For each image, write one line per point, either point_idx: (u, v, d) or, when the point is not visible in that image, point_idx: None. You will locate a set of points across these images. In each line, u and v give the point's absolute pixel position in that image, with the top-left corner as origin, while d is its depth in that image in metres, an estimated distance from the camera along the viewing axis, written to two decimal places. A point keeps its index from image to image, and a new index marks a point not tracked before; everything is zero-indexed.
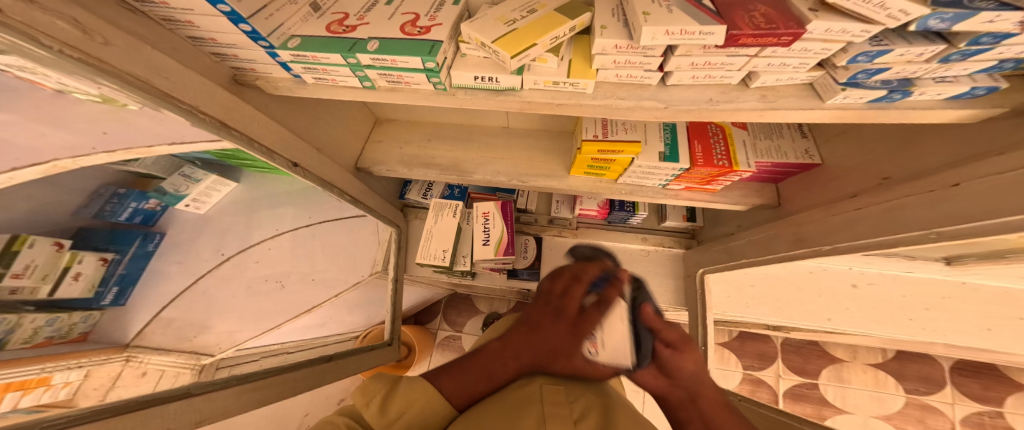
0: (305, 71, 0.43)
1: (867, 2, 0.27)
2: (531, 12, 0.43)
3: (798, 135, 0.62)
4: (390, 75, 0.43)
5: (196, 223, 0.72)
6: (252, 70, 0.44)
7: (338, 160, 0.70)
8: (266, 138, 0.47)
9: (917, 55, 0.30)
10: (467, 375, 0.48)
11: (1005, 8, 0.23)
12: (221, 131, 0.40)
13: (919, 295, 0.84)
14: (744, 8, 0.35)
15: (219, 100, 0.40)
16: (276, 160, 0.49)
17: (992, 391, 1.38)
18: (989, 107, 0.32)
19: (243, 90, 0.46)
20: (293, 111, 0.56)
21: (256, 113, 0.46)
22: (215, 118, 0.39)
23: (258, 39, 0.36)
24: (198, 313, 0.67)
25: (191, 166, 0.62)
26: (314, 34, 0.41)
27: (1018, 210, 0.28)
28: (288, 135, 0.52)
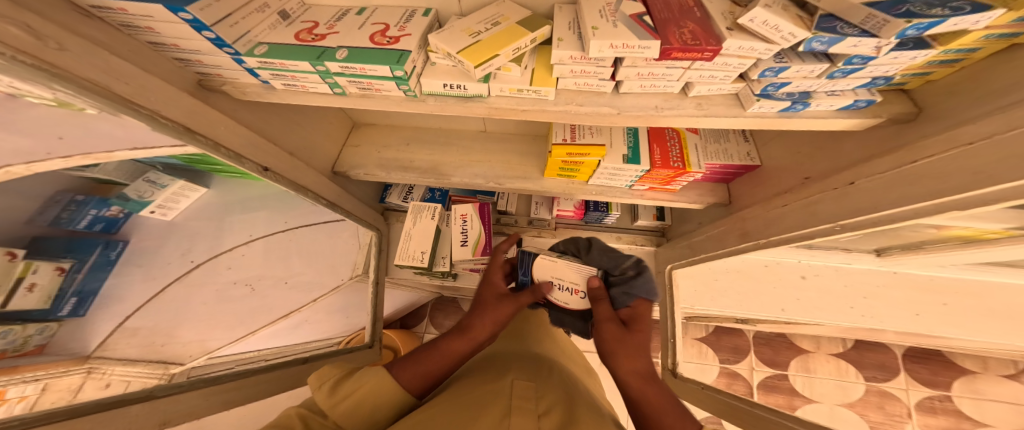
0: (273, 77, 0.44)
1: (765, 23, 0.32)
2: (495, 24, 0.46)
3: (742, 139, 0.68)
4: (360, 82, 0.45)
5: (161, 229, 0.67)
6: (219, 76, 0.45)
7: (313, 163, 0.71)
8: (233, 142, 0.48)
9: (810, 72, 0.35)
10: (424, 369, 0.49)
11: (865, 34, 0.28)
12: (185, 136, 0.40)
13: (857, 285, 0.92)
14: (676, 24, 0.39)
15: (183, 104, 0.41)
16: (245, 165, 0.50)
17: (940, 376, 1.51)
18: (870, 117, 0.37)
19: (207, 94, 0.47)
20: (265, 115, 0.57)
21: (221, 118, 0.47)
22: (177, 122, 0.40)
23: (223, 45, 0.38)
24: (166, 321, 0.67)
25: (156, 171, 0.60)
26: (280, 41, 0.42)
27: (896, 203, 0.33)
28: (260, 140, 0.54)
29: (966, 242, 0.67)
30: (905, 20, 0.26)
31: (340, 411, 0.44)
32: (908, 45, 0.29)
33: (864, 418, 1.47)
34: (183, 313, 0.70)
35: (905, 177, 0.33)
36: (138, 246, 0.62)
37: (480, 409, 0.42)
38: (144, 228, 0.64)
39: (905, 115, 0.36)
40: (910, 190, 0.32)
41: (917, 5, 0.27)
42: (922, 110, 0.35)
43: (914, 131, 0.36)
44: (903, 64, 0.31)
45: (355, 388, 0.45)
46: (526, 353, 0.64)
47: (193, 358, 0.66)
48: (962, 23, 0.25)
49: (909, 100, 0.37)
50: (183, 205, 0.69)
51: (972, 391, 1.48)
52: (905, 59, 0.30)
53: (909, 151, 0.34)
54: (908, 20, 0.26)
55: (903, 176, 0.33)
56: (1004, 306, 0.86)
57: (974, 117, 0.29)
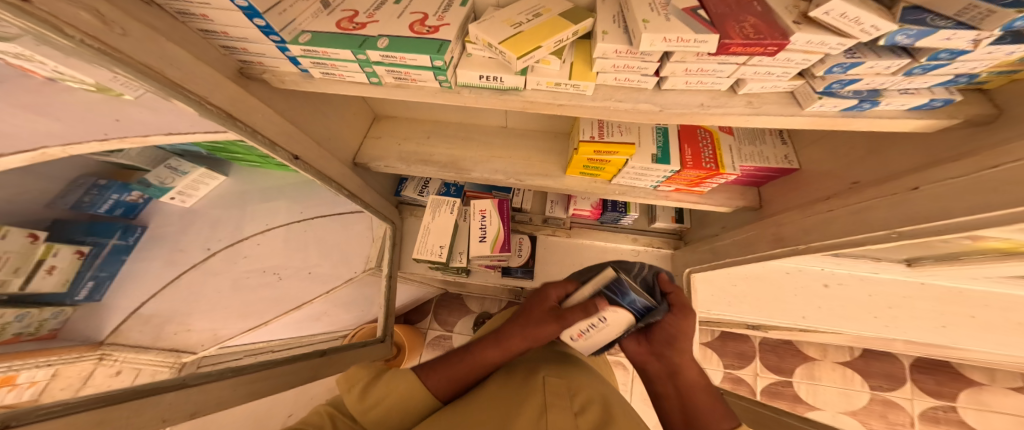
0: (313, 65, 0.43)
1: (843, 17, 0.30)
2: (537, 16, 0.45)
3: (779, 141, 0.66)
4: (397, 72, 0.44)
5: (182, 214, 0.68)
6: (259, 64, 0.44)
7: (337, 154, 0.70)
8: (269, 129, 0.47)
9: (884, 68, 0.34)
10: (451, 372, 0.50)
11: (963, 26, 0.26)
12: (227, 122, 0.40)
13: (883, 295, 0.90)
14: (735, 18, 0.38)
15: (228, 91, 0.40)
16: (278, 153, 0.49)
17: (947, 386, 1.49)
18: (945, 118, 0.35)
19: (248, 82, 0.45)
20: (294, 102, 0.55)
21: (261, 105, 0.46)
22: (222, 109, 0.39)
23: (270, 33, 0.36)
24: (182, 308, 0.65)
25: (176, 158, 0.61)
26: (323, 29, 0.41)
27: (969, 210, 0.31)
28: (291, 128, 0.52)
29: (1004, 255, 0.65)
30: (1017, 10, 0.23)
31: (370, 418, 0.44)
32: (1008, 38, 0.27)
33: (869, 426, 1.45)
34: (196, 302, 0.68)
35: (983, 182, 0.31)
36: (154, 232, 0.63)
37: (515, 408, 0.42)
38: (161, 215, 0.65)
39: (983, 117, 0.34)
40: (988, 198, 0.30)
41: None
42: (1003, 113, 0.34)
43: (992, 135, 0.34)
44: (994, 61, 0.29)
45: (383, 394, 0.46)
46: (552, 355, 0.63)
47: (204, 347, 0.64)
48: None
49: (989, 101, 0.35)
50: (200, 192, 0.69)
51: (981, 404, 1.45)
52: (998, 55, 0.28)
53: (985, 156, 0.32)
54: (1021, 9, 0.23)
55: (980, 182, 0.31)
56: None
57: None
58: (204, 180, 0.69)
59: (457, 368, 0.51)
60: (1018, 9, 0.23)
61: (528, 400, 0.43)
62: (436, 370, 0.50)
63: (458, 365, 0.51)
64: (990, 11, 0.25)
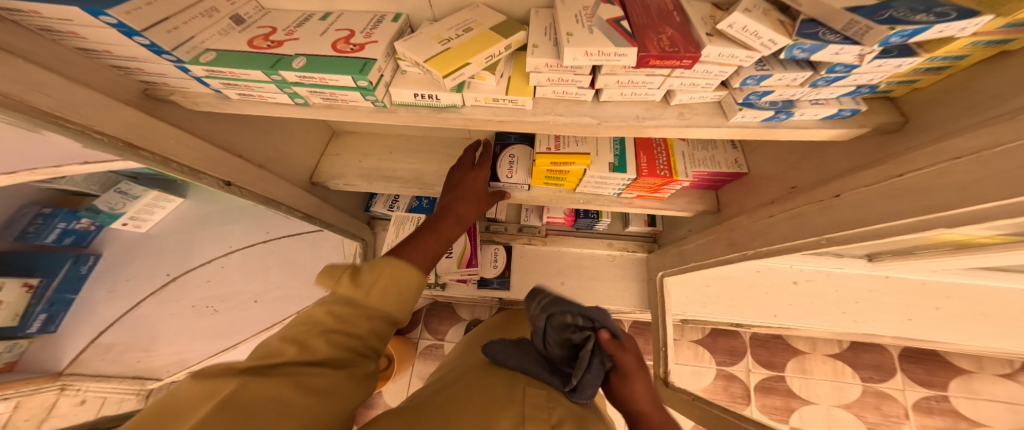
0: (225, 86, 0.42)
1: (745, 30, 0.31)
2: (467, 30, 0.44)
3: (729, 146, 0.67)
4: (321, 92, 0.43)
5: (135, 242, 0.68)
6: (165, 84, 0.43)
7: (285, 175, 0.69)
8: (188, 156, 0.46)
9: (793, 80, 0.34)
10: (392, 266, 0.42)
11: (847, 41, 0.27)
12: (125, 152, 0.37)
13: (850, 288, 0.92)
14: (654, 30, 0.38)
15: (124, 118, 0.38)
16: (203, 180, 0.48)
17: (936, 376, 1.49)
18: (856, 127, 0.36)
19: (158, 104, 0.45)
20: (224, 126, 0.54)
21: (172, 128, 0.44)
22: (118, 138, 0.37)
23: (161, 52, 0.34)
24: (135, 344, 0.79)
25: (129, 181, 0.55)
26: (231, 48, 0.40)
27: (883, 217, 0.32)
28: (217, 151, 0.51)
29: (957, 248, 0.66)
30: (888, 26, 0.24)
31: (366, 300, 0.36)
32: (893, 52, 0.27)
33: (862, 419, 1.45)
34: (156, 330, 0.79)
35: (890, 191, 0.32)
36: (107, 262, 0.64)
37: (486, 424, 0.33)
38: (119, 244, 0.65)
39: (891, 124, 0.35)
40: (895, 206, 0.31)
41: (900, 11, 0.25)
42: (908, 120, 0.35)
43: (900, 141, 0.35)
44: (887, 73, 0.30)
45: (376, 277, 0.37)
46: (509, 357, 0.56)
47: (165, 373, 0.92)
48: (947, 31, 0.24)
49: (896, 108, 0.37)
50: (156, 215, 0.66)
51: (970, 391, 1.47)
52: (888, 67, 0.29)
53: (893, 164, 0.33)
54: (892, 26, 0.24)
55: (888, 190, 0.32)
56: (992, 308, 0.86)
57: (963, 129, 0.28)
58: (158, 203, 0.63)
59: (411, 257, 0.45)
60: (891, 26, 0.24)
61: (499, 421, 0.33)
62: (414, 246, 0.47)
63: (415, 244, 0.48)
64: (868, 27, 0.25)
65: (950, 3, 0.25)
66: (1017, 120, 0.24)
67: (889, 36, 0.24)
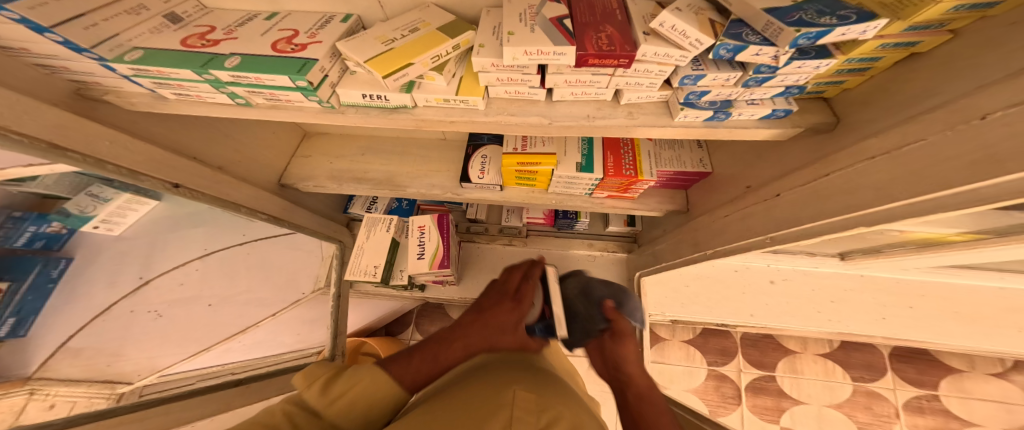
0: (157, 85, 0.41)
1: (674, 29, 0.31)
2: (414, 30, 0.43)
3: (696, 145, 0.67)
4: (262, 93, 0.42)
5: (99, 247, 0.62)
6: (96, 84, 0.42)
7: (249, 177, 0.69)
8: (127, 158, 0.45)
9: (726, 80, 0.34)
10: (413, 363, 0.42)
11: (766, 42, 0.28)
12: (50, 153, 0.35)
13: (828, 288, 0.91)
14: (595, 28, 0.38)
15: (51, 119, 0.36)
16: (143, 182, 0.46)
17: (926, 375, 1.49)
18: (790, 127, 0.36)
19: (92, 105, 0.44)
20: (178, 127, 0.54)
21: (108, 130, 0.43)
22: (42, 140, 0.35)
23: (81, 50, 0.32)
24: (112, 342, 0.64)
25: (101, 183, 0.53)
26: (164, 46, 0.39)
27: (817, 216, 0.32)
28: (165, 154, 0.50)
29: (926, 246, 0.66)
30: (795, 28, 0.24)
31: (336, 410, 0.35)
32: (811, 53, 0.28)
33: (853, 419, 1.44)
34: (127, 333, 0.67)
35: (822, 189, 0.32)
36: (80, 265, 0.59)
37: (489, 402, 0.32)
38: (90, 247, 0.61)
39: (822, 125, 0.35)
40: (826, 205, 0.31)
41: (809, 13, 0.25)
42: (839, 121, 0.35)
43: (830, 141, 0.35)
44: (810, 74, 0.30)
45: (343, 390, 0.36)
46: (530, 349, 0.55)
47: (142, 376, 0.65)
48: (850, 33, 0.24)
49: (829, 109, 0.36)
50: (131, 219, 0.64)
51: (960, 390, 1.46)
52: (808, 68, 0.29)
53: (821, 164, 0.33)
54: (799, 28, 0.24)
55: (820, 188, 0.32)
56: (968, 308, 0.86)
57: (882, 129, 0.28)
58: (130, 207, 0.62)
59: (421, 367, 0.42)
60: (798, 27, 0.24)
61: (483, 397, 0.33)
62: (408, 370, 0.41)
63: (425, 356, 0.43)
64: (780, 29, 0.25)
65: (853, 7, 0.25)
66: (926, 119, 0.24)
67: (797, 38, 0.24)
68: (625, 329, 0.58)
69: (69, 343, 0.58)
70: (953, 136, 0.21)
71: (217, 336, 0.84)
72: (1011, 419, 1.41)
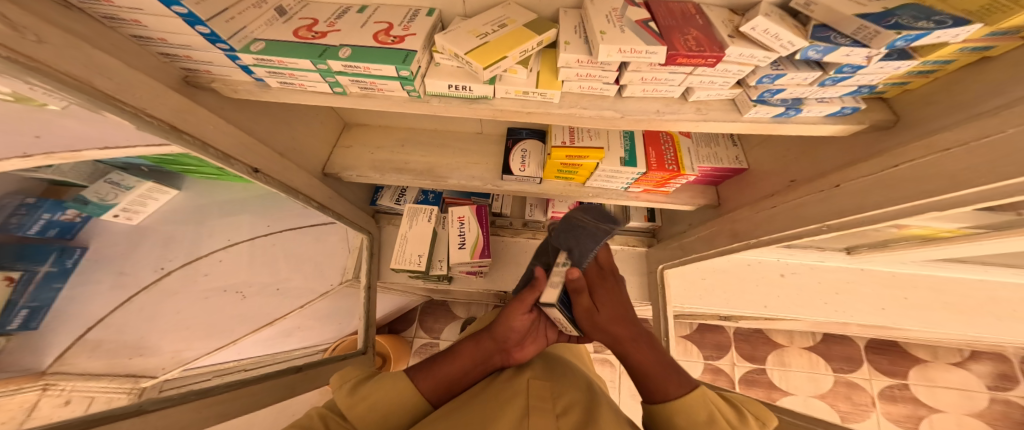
0: (269, 75, 0.43)
1: (767, 32, 0.35)
2: (502, 26, 0.45)
3: (730, 143, 0.72)
4: (362, 82, 0.44)
5: (126, 235, 0.56)
6: (207, 72, 0.43)
7: (305, 165, 0.70)
8: (224, 142, 0.46)
9: (803, 79, 0.39)
10: (441, 374, 0.49)
11: (858, 44, 0.32)
12: (171, 135, 0.37)
13: (829, 281, 1.01)
14: (680, 31, 0.41)
15: (172, 103, 0.38)
16: (234, 166, 0.47)
17: (897, 366, 1.57)
18: (855, 123, 0.41)
19: (195, 91, 0.44)
20: (249, 116, 0.54)
21: (209, 115, 0.44)
22: (164, 121, 0.37)
23: (217, 41, 0.35)
24: (139, 332, 0.54)
25: (119, 172, 0.50)
26: (279, 39, 0.41)
27: (885, 203, 0.37)
28: (248, 138, 0.51)
29: (926, 240, 0.71)
30: (894, 31, 0.29)
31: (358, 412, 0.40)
32: (894, 56, 0.33)
33: (835, 408, 1.50)
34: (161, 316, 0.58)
35: (885, 180, 0.37)
36: (97, 254, 0.51)
37: (498, 411, 0.41)
38: (105, 235, 0.52)
39: (885, 122, 0.41)
40: (890, 193, 0.36)
41: (905, 18, 0.30)
42: (899, 119, 0.40)
43: (893, 136, 0.40)
44: (885, 74, 0.36)
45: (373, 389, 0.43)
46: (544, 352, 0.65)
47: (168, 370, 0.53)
48: (944, 36, 0.29)
49: (889, 109, 0.42)
50: (150, 208, 0.58)
51: (927, 379, 1.54)
52: (889, 69, 0.34)
53: (887, 157, 0.38)
54: (899, 31, 0.29)
55: (883, 180, 0.38)
56: (955, 299, 0.96)
57: (950, 124, 0.33)
58: (152, 196, 0.57)
59: (446, 369, 0.50)
60: (897, 31, 0.29)
61: (513, 403, 0.43)
62: (428, 375, 0.48)
63: (445, 363, 0.51)
64: (879, 32, 0.30)
65: (948, 14, 0.29)
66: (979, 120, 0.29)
67: (896, 39, 0.29)
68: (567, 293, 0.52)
69: (87, 337, 0.47)
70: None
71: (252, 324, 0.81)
72: (970, 405, 1.50)
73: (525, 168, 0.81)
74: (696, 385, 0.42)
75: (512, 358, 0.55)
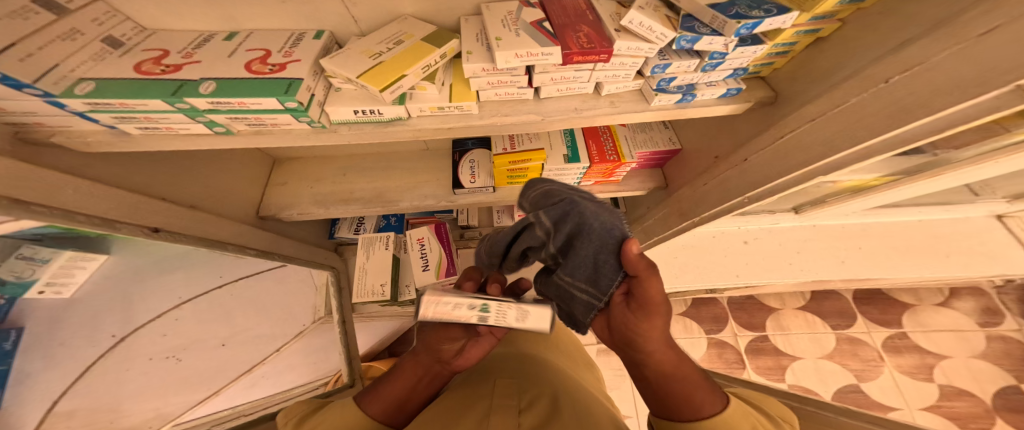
0: (118, 120, 0.40)
1: (641, 25, 0.37)
2: (398, 43, 0.44)
3: (662, 127, 0.74)
4: (244, 118, 0.43)
5: (56, 308, 0.51)
6: (42, 125, 0.39)
7: (224, 212, 0.67)
8: (96, 206, 0.42)
9: (688, 67, 0.41)
10: (394, 392, 0.43)
11: (715, 33, 0.36)
12: (14, 209, 0.32)
13: (790, 241, 1.05)
14: (572, 28, 0.42)
15: (4, 168, 0.33)
16: (120, 230, 0.44)
17: (889, 314, 1.56)
18: (744, 102, 0.46)
19: (37, 149, 0.40)
20: (128, 167, 0.50)
21: (63, 176, 0.39)
22: (2, 196, 0.31)
23: (20, 86, 0.31)
24: (106, 397, 0.59)
25: (32, 243, 0.41)
26: (115, 76, 0.38)
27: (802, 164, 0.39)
28: (132, 197, 0.47)
29: (857, 192, 0.74)
30: (736, 20, 0.32)
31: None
32: (748, 42, 0.38)
33: (846, 367, 1.46)
34: (124, 381, 0.62)
35: (795, 145, 0.40)
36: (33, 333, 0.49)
37: (459, 416, 0.40)
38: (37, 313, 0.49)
39: (766, 98, 0.46)
40: (801, 157, 0.40)
41: (742, 8, 0.34)
42: (778, 95, 0.45)
43: (779, 109, 0.45)
44: (750, 58, 0.40)
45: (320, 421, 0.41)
46: (514, 352, 0.61)
47: None
48: (775, 23, 0.34)
49: (767, 86, 0.47)
50: (82, 277, 0.52)
51: (920, 324, 1.53)
52: (749, 53, 0.39)
53: (775, 129, 0.44)
54: (739, 20, 0.32)
55: (794, 144, 0.41)
56: (901, 241, 1.02)
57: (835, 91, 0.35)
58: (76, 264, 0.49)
59: (398, 387, 0.43)
60: (737, 20, 0.33)
61: (474, 408, 0.41)
62: (381, 396, 0.43)
63: (395, 382, 0.44)
64: (723, 22, 0.34)
65: (773, 2, 0.35)
66: (848, 86, 0.34)
67: (739, 28, 0.33)
68: (649, 296, 0.32)
69: (57, 408, 0.52)
70: (868, 97, 0.32)
71: (224, 377, 0.78)
72: (967, 346, 1.48)
73: (476, 179, 0.80)
74: (728, 401, 0.30)
75: (456, 367, 0.44)
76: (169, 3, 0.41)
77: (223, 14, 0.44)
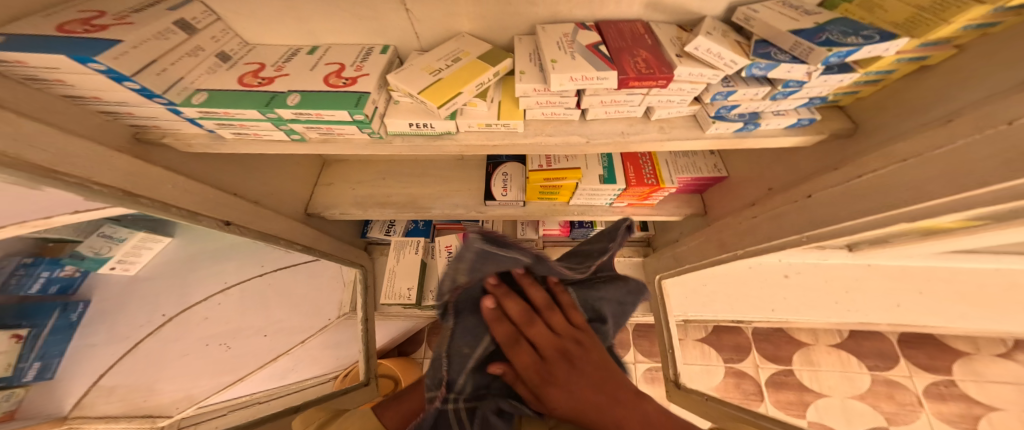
0: (219, 126, 0.44)
1: (709, 51, 0.37)
2: (455, 60, 0.46)
3: (708, 154, 0.72)
4: (317, 128, 0.45)
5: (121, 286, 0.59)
6: (157, 128, 0.43)
7: (281, 209, 0.71)
8: (187, 200, 0.46)
9: (755, 94, 0.41)
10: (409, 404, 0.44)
11: (796, 60, 0.35)
12: (124, 200, 0.36)
13: (835, 278, 0.96)
14: (630, 52, 0.41)
15: (119, 165, 0.37)
16: (202, 222, 0.47)
17: (938, 360, 1.37)
18: (815, 133, 0.45)
19: (147, 149, 0.45)
20: (224, 166, 0.57)
21: (167, 172, 0.44)
22: (116, 188, 0.36)
23: (153, 96, 0.35)
24: (146, 378, 0.66)
25: (112, 224, 0.47)
26: (222, 87, 0.41)
27: (883, 206, 0.37)
28: (216, 194, 0.51)
29: (927, 235, 0.68)
30: (826, 48, 0.32)
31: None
32: (833, 69, 0.36)
33: (879, 409, 1.30)
34: (165, 361, 0.68)
35: (877, 184, 0.38)
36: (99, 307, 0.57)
37: None
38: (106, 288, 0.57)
39: (843, 130, 0.45)
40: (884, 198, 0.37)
41: (836, 34, 0.34)
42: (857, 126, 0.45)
43: (861, 142, 0.44)
44: (831, 87, 0.39)
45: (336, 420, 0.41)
46: None
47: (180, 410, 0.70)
48: (876, 49, 0.33)
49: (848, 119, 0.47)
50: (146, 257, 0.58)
51: (974, 374, 1.34)
52: (834, 81, 0.37)
53: (852, 167, 0.42)
54: (829, 48, 0.32)
55: (875, 183, 0.38)
56: (971, 289, 0.91)
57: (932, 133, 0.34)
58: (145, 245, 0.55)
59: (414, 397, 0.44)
60: (828, 48, 0.32)
61: None
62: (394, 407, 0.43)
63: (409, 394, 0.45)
64: (811, 49, 0.33)
65: (874, 29, 0.34)
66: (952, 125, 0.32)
67: (828, 56, 0.32)
68: None
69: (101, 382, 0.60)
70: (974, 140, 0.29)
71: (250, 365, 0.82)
72: None
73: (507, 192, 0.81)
74: None
75: None
76: (264, 19, 0.45)
77: (307, 29, 0.47)
